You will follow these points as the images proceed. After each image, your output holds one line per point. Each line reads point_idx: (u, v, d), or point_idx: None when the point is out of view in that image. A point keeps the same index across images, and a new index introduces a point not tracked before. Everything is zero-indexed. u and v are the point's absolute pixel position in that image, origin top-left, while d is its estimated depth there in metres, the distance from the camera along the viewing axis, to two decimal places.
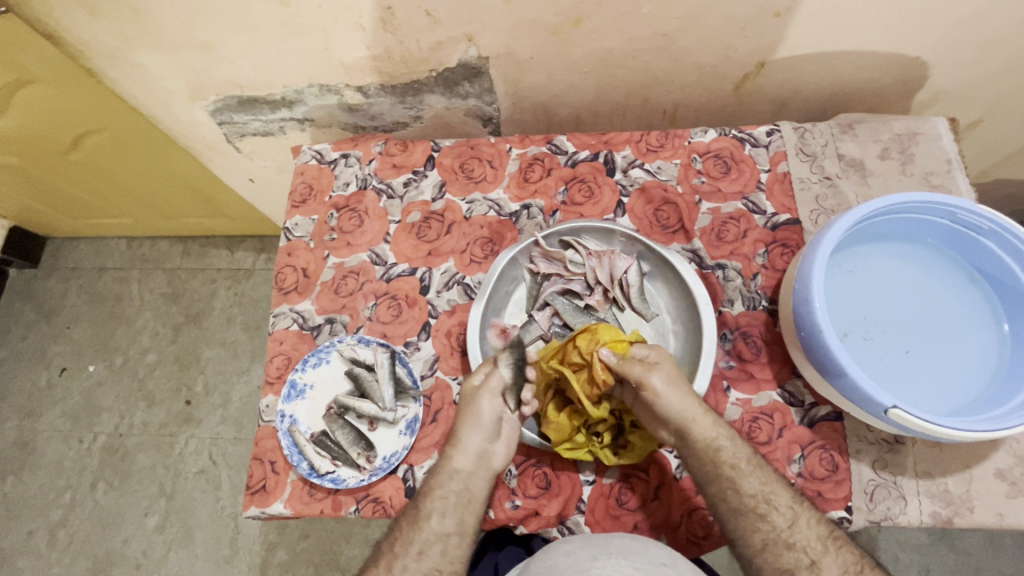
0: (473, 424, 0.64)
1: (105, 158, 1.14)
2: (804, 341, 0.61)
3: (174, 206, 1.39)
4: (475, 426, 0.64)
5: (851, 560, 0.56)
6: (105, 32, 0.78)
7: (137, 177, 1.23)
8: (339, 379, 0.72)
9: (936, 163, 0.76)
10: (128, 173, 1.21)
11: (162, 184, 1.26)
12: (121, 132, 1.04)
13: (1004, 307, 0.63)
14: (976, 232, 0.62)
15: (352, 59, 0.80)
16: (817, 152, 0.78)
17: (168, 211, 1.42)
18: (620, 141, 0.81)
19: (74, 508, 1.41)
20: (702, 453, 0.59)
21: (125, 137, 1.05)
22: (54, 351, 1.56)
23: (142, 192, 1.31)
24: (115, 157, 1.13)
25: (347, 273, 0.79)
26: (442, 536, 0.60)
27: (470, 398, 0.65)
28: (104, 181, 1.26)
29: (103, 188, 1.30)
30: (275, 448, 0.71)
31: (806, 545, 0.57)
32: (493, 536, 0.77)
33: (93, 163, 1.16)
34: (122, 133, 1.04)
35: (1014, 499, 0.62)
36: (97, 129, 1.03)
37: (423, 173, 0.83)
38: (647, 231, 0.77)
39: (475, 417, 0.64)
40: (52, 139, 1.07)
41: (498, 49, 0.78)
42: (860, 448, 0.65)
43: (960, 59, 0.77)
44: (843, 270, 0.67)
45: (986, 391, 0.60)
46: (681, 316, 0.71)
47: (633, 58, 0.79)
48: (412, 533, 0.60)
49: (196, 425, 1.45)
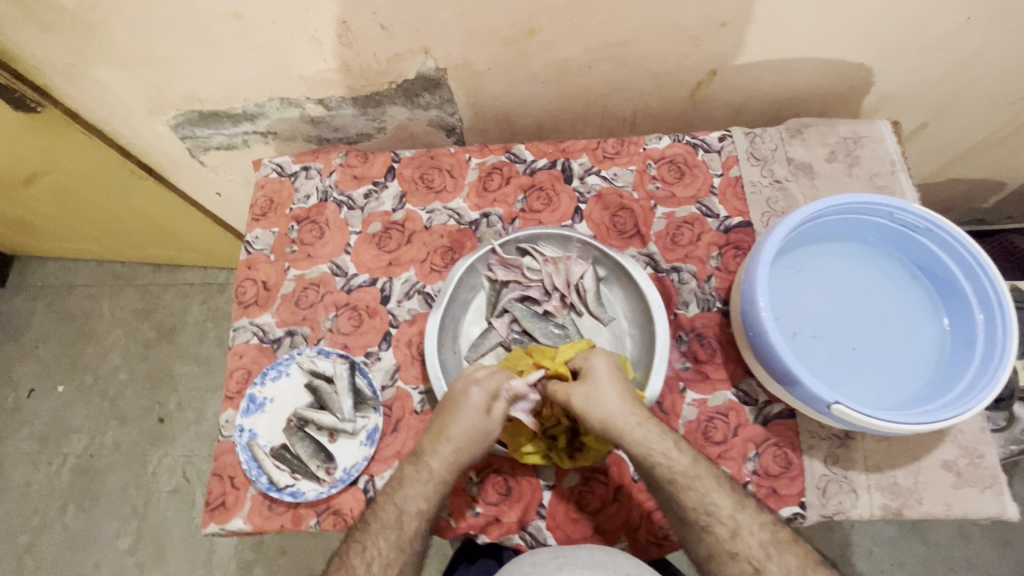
0: (470, 438, 0.62)
1: (64, 185, 1.13)
2: (752, 340, 0.62)
3: (138, 235, 1.37)
4: (468, 439, 0.62)
5: (794, 548, 0.57)
6: (61, 48, 0.77)
7: (99, 205, 1.21)
8: (299, 391, 0.71)
9: (881, 164, 0.79)
10: (91, 201, 1.20)
11: (123, 213, 1.25)
12: (79, 155, 1.02)
13: (945, 302, 0.65)
14: (914, 230, 0.64)
15: (311, 72, 0.81)
16: (766, 156, 0.80)
17: (132, 239, 1.39)
18: (578, 149, 0.82)
19: (44, 532, 1.38)
20: (674, 460, 0.60)
21: (80, 161, 1.04)
22: (22, 372, 1.53)
23: (106, 222, 1.30)
24: (74, 183, 1.12)
25: (308, 285, 0.78)
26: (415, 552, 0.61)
27: (478, 419, 0.62)
28: (68, 209, 1.24)
29: (65, 216, 1.28)
30: (234, 463, 0.70)
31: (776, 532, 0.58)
32: (465, 549, 0.77)
33: (54, 189, 1.14)
34: (82, 157, 1.03)
35: (959, 489, 0.64)
36: (56, 154, 1.03)
37: (383, 184, 0.83)
38: (603, 237, 0.78)
39: (474, 433, 0.62)
40: (10, 164, 1.05)
41: (456, 61, 0.79)
42: (812, 444, 0.66)
43: (900, 66, 0.80)
44: (792, 271, 0.68)
45: (929, 385, 0.62)
46: (636, 319, 0.72)
47: (589, 68, 0.81)
48: (384, 532, 0.61)
49: (169, 443, 1.43)
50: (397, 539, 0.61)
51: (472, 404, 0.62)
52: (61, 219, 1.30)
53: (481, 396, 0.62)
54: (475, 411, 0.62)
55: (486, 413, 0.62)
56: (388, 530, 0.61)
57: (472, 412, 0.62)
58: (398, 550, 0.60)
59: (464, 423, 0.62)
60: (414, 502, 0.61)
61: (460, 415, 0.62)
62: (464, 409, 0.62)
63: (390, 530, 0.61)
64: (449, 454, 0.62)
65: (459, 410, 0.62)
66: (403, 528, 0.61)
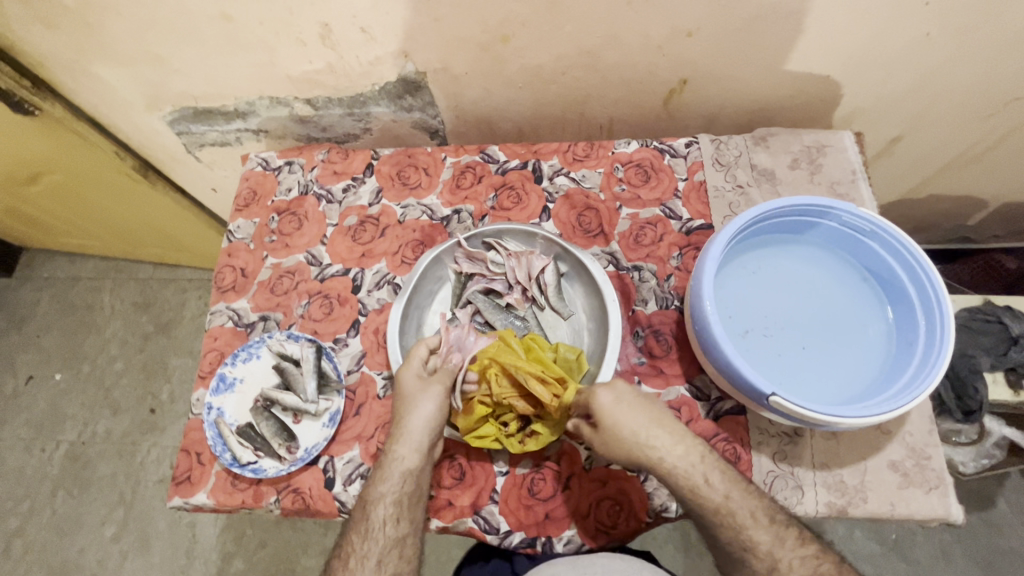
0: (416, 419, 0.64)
1: (67, 183, 1.18)
2: (699, 335, 0.64)
3: (138, 234, 1.42)
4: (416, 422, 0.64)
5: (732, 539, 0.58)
6: (63, 44, 0.82)
7: (101, 203, 1.27)
8: (268, 373, 0.74)
9: (843, 173, 0.81)
10: (93, 199, 1.25)
11: (123, 210, 1.30)
12: (80, 153, 1.07)
13: (893, 304, 0.67)
14: (861, 233, 0.66)
15: (298, 73, 0.85)
16: (730, 162, 0.82)
17: (132, 236, 1.44)
18: (549, 151, 0.85)
19: (33, 516, 1.41)
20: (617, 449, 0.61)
21: (82, 159, 1.09)
22: (22, 360, 1.58)
23: (108, 220, 1.35)
24: (78, 182, 1.17)
25: (283, 273, 0.82)
26: (396, 544, 0.61)
27: (412, 389, 0.65)
28: (72, 206, 1.30)
29: (69, 212, 1.33)
30: (202, 440, 0.73)
31: (738, 522, 0.57)
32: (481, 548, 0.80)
33: (59, 187, 1.20)
34: (84, 155, 1.08)
35: (905, 490, 0.64)
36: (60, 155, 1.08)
37: (361, 180, 0.87)
38: (568, 235, 0.81)
39: (417, 406, 0.65)
40: (17, 162, 1.10)
41: (434, 65, 0.83)
42: (761, 440, 0.67)
43: (866, 79, 0.82)
44: (746, 272, 0.70)
45: (875, 383, 0.63)
46: (594, 314, 0.74)
47: (563, 74, 0.84)
48: (358, 530, 0.62)
49: (159, 433, 1.46)
50: (366, 533, 0.62)
51: (404, 379, 0.66)
52: (65, 215, 1.36)
53: (415, 369, 0.67)
54: (411, 383, 0.66)
55: (420, 384, 0.66)
56: (359, 529, 0.62)
57: (407, 387, 0.66)
58: (369, 544, 0.61)
59: (402, 396, 0.66)
60: (376, 497, 0.63)
61: (404, 390, 0.66)
62: (399, 384, 0.66)
63: (360, 530, 0.62)
64: (418, 436, 0.64)
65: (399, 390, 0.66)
66: (371, 523, 0.62)
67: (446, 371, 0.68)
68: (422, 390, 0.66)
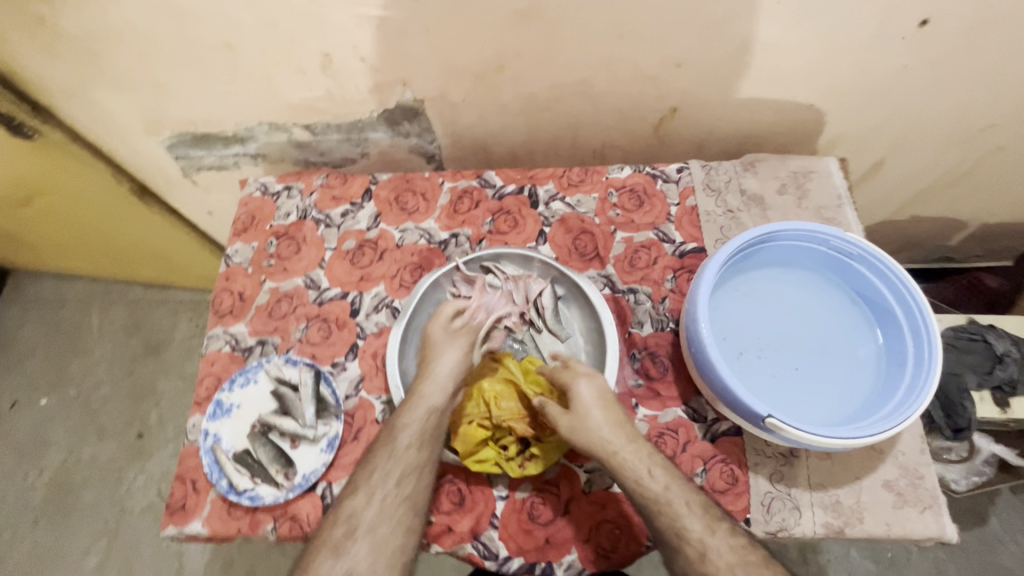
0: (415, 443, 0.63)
1: (61, 205, 1.18)
2: (695, 357, 0.65)
3: (131, 256, 1.41)
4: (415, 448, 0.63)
5: None
6: (64, 71, 0.83)
7: (94, 225, 1.26)
8: (266, 398, 0.74)
9: (828, 198, 0.84)
10: (87, 222, 1.24)
11: (116, 232, 1.29)
12: (76, 176, 1.07)
13: (882, 326, 0.68)
14: (849, 256, 0.69)
15: (298, 100, 0.87)
16: (721, 187, 0.84)
17: (124, 258, 1.44)
18: (544, 177, 0.87)
19: (13, 547, 1.37)
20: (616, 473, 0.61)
21: (77, 182, 1.09)
22: (7, 384, 1.55)
23: (100, 242, 1.34)
24: (72, 204, 1.17)
25: (281, 297, 0.82)
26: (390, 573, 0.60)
27: (440, 338, 0.71)
28: (64, 228, 1.29)
29: (60, 234, 1.33)
30: (197, 467, 0.72)
31: None
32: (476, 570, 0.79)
33: (53, 210, 1.19)
34: (79, 178, 1.08)
35: (900, 509, 0.65)
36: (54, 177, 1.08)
37: (360, 204, 0.88)
38: (565, 258, 0.82)
39: (443, 355, 0.69)
40: (11, 184, 1.10)
41: (431, 92, 0.85)
42: (758, 461, 0.68)
43: (847, 108, 0.86)
44: (739, 294, 0.72)
45: (867, 403, 0.65)
46: (591, 336, 0.75)
47: (556, 102, 0.87)
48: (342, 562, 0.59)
49: (147, 459, 1.43)
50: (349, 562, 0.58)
51: (433, 329, 0.72)
52: (56, 237, 1.35)
53: (443, 323, 0.72)
54: (439, 334, 0.71)
55: (447, 335, 0.71)
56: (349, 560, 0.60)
57: (436, 336, 0.71)
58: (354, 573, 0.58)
59: (431, 343, 0.71)
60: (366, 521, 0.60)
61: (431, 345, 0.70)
62: (429, 334, 0.72)
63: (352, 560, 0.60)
64: (444, 378, 0.67)
65: (428, 343, 0.71)
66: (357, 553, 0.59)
67: (469, 330, 0.72)
68: (448, 341, 0.71)
